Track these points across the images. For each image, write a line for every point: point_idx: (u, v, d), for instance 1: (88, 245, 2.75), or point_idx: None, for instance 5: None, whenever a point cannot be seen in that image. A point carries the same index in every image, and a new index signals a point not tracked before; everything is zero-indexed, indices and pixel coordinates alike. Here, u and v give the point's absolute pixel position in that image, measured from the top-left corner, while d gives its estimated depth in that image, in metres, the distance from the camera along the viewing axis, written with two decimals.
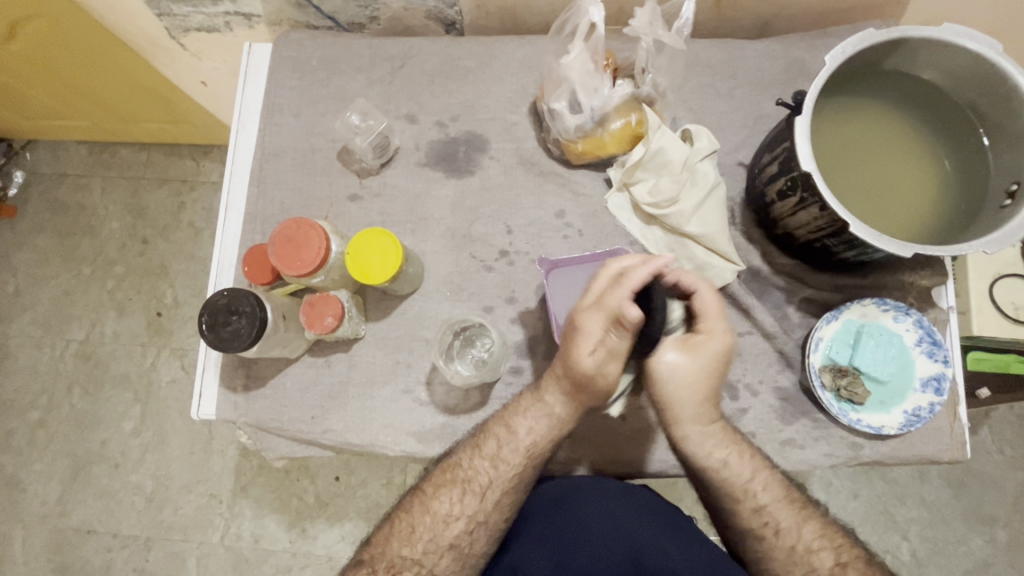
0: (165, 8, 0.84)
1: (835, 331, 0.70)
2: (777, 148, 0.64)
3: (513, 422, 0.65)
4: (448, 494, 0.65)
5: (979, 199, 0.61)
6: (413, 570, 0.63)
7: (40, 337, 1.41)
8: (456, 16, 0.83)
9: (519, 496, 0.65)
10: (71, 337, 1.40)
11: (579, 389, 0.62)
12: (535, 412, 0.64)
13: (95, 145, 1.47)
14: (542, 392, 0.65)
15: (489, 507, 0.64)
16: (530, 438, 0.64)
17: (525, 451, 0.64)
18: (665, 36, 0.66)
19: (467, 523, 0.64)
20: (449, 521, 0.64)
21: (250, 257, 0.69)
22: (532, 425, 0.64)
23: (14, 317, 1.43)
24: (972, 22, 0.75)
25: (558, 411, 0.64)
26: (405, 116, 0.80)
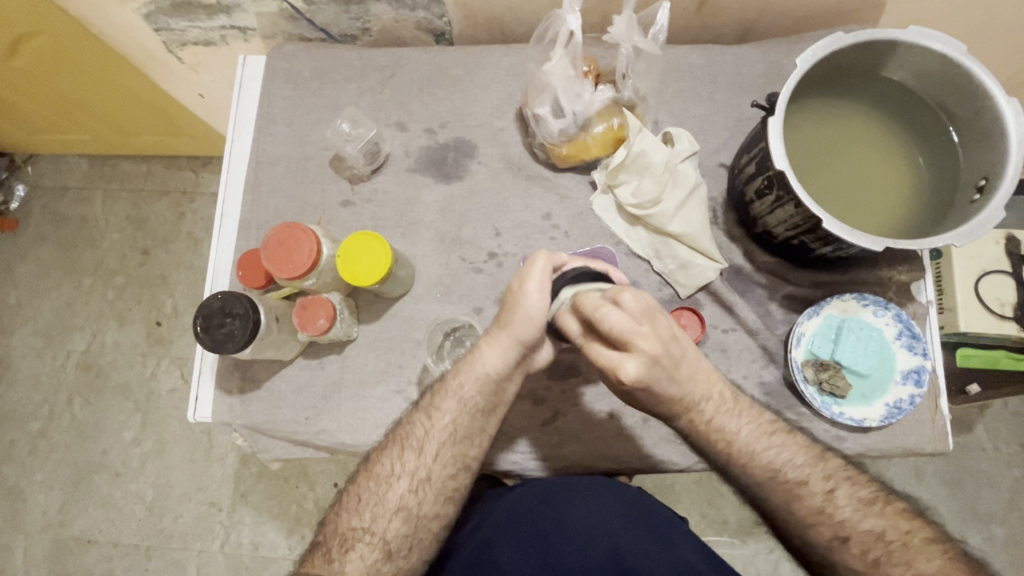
0: (162, 23, 0.87)
1: (816, 327, 0.71)
2: (754, 149, 0.66)
3: (448, 377, 0.66)
4: (392, 456, 0.65)
5: (951, 195, 0.63)
6: (364, 539, 0.62)
7: (41, 348, 1.43)
8: (445, 27, 0.86)
9: (460, 450, 0.65)
10: (72, 347, 1.42)
11: (521, 335, 0.63)
12: (474, 372, 0.64)
13: (95, 158, 1.50)
14: (476, 343, 0.66)
15: (429, 461, 0.64)
16: (461, 384, 0.65)
17: (461, 402, 0.65)
18: (644, 43, 0.68)
19: (409, 482, 0.64)
20: (395, 483, 0.64)
21: (244, 262, 0.71)
22: (463, 372, 0.65)
23: (16, 329, 1.45)
24: (945, 24, 0.77)
25: (491, 357, 0.64)
26: (395, 123, 0.82)
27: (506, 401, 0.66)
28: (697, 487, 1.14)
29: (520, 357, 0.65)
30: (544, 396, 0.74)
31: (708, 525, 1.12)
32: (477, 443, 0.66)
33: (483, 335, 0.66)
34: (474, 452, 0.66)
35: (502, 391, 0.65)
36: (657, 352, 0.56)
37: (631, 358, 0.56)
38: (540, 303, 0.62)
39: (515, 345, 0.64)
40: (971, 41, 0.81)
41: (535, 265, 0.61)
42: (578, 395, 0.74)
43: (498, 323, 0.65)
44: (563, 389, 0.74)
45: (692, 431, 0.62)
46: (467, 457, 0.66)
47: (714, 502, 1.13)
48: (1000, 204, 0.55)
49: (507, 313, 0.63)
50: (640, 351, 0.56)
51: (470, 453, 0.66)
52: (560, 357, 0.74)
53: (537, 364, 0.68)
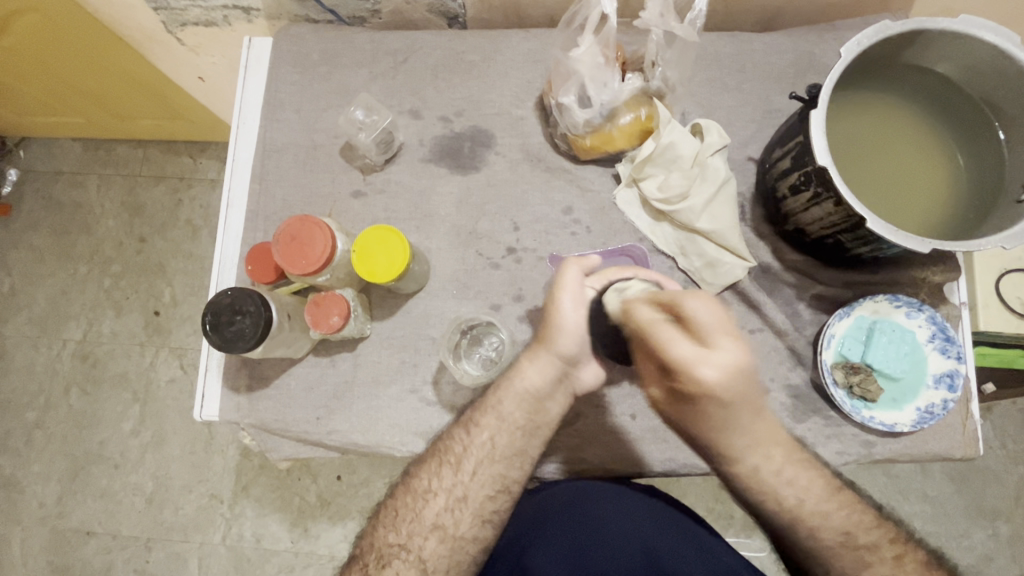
0: (162, 2, 0.83)
1: (847, 328, 0.69)
2: (790, 143, 0.63)
3: (489, 394, 0.65)
4: (429, 472, 0.64)
5: (994, 194, 0.60)
6: (401, 556, 0.61)
7: (36, 337, 1.39)
8: (459, 10, 0.82)
9: (500, 470, 0.63)
10: (68, 336, 1.39)
11: (560, 349, 0.62)
12: (515, 390, 0.64)
13: (90, 142, 1.45)
14: (518, 359, 0.65)
15: (466, 480, 0.63)
16: (501, 401, 0.64)
17: (501, 420, 0.64)
18: (678, 29, 0.64)
19: (446, 499, 0.62)
20: (432, 499, 0.63)
21: (253, 256, 0.68)
22: (503, 389, 0.64)
23: (10, 317, 1.41)
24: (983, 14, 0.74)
25: (532, 374, 0.63)
26: (409, 111, 0.79)
27: (551, 424, 0.64)
28: (707, 483, 1.13)
29: (561, 374, 0.64)
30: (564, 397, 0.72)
31: (717, 521, 1.11)
32: (518, 464, 0.64)
33: (527, 350, 0.65)
34: (515, 474, 0.64)
35: (544, 411, 0.64)
36: (743, 353, 0.51)
37: (716, 357, 0.51)
38: (574, 316, 0.61)
39: (556, 362, 0.63)
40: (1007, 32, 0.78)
41: (569, 276, 0.61)
42: (600, 396, 0.71)
43: (540, 339, 0.64)
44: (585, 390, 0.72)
45: (746, 479, 0.59)
46: (507, 479, 0.64)
47: (723, 499, 1.12)
48: None
49: (546, 329, 0.63)
50: (727, 347, 0.51)
51: (511, 475, 0.64)
52: None
53: (582, 386, 0.66)
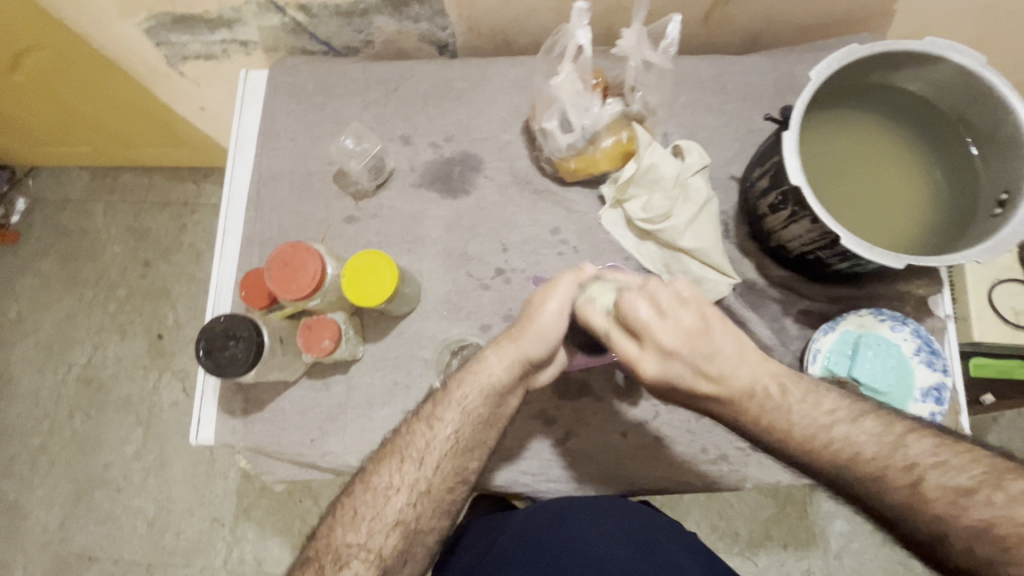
0: (163, 38, 0.89)
1: (832, 342, 0.69)
2: (768, 162, 0.65)
3: (452, 386, 0.65)
4: (389, 469, 0.63)
5: (971, 208, 0.61)
6: (358, 556, 0.60)
7: (42, 362, 1.42)
8: (449, 39, 0.86)
9: (459, 464, 0.64)
10: (73, 361, 1.41)
11: (528, 347, 0.62)
12: (477, 381, 0.63)
13: (96, 171, 1.49)
14: (481, 350, 0.65)
15: (429, 474, 0.63)
16: (465, 394, 0.64)
17: (465, 413, 0.63)
18: (652, 57, 0.68)
19: (409, 494, 0.62)
20: (393, 496, 0.62)
21: (248, 281, 0.69)
22: (468, 381, 0.64)
23: (17, 343, 1.44)
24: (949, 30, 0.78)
25: (496, 366, 0.63)
26: (400, 138, 0.81)
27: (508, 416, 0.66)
28: (708, 499, 1.12)
29: (525, 370, 0.63)
30: (554, 416, 0.72)
31: (719, 538, 1.10)
32: (477, 454, 0.65)
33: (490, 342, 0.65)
34: (474, 465, 0.65)
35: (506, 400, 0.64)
36: (676, 346, 0.56)
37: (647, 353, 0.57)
38: (555, 314, 0.61)
39: (517, 358, 0.62)
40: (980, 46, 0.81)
41: (558, 285, 0.61)
42: (589, 414, 0.72)
43: (509, 334, 0.64)
44: (575, 408, 0.72)
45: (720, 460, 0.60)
46: (466, 470, 0.65)
47: (725, 515, 1.11)
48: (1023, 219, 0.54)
49: (520, 325, 0.62)
50: (655, 346, 0.56)
51: (470, 466, 0.65)
52: (572, 377, 0.73)
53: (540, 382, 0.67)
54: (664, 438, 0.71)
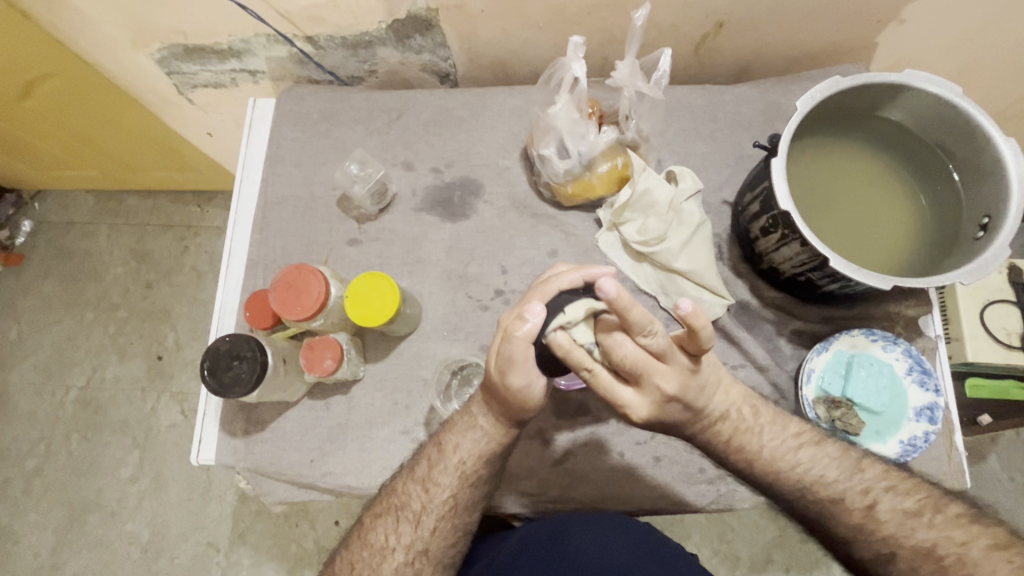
0: (174, 67, 0.98)
1: (826, 362, 0.71)
2: (757, 188, 0.67)
3: (442, 442, 0.66)
4: (386, 528, 0.65)
5: (955, 231, 0.63)
6: None
7: (41, 384, 1.43)
8: (450, 69, 0.93)
9: (459, 520, 0.65)
10: (72, 383, 1.42)
11: (509, 411, 0.61)
12: (469, 438, 0.64)
13: (101, 195, 1.53)
14: (469, 408, 0.65)
15: (425, 535, 0.64)
16: (456, 455, 0.64)
17: (457, 474, 0.64)
18: (645, 88, 0.71)
19: (406, 554, 0.64)
20: (392, 556, 0.64)
21: (251, 302, 0.71)
22: (458, 441, 0.64)
23: (16, 364, 1.45)
24: (922, 51, 0.85)
25: (485, 424, 0.64)
26: (402, 163, 0.84)
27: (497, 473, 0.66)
28: (709, 522, 1.12)
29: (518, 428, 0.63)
30: (552, 436, 0.73)
31: (722, 563, 1.09)
32: (473, 510, 0.66)
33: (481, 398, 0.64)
34: (472, 518, 0.66)
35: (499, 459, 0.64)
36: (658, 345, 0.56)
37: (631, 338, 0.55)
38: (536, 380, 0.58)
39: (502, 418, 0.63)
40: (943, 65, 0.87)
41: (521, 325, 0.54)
42: (587, 433, 0.73)
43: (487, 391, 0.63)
44: (573, 427, 0.73)
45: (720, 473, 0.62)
46: (465, 524, 0.66)
47: (726, 538, 1.11)
48: (1004, 242, 0.56)
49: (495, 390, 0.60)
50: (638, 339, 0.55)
51: (470, 520, 0.66)
52: (570, 396, 0.74)
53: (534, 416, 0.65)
54: (662, 458, 0.72)
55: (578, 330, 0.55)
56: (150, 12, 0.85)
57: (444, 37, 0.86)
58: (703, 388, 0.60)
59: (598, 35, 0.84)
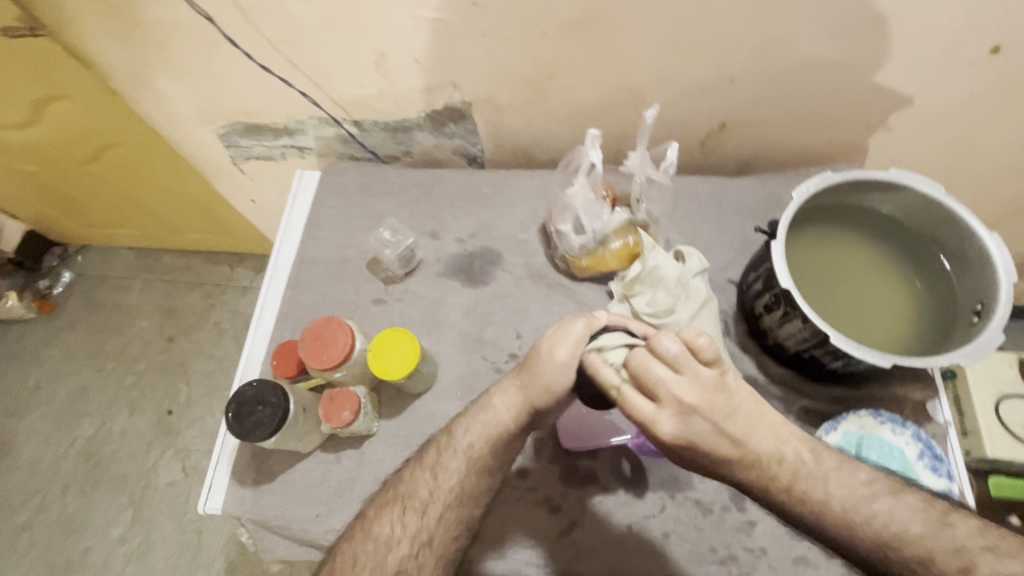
0: (233, 142, 1.11)
1: (834, 443, 0.71)
2: (760, 267, 0.72)
3: (455, 429, 0.68)
4: (392, 517, 0.66)
5: (952, 316, 0.66)
6: None
7: (49, 433, 1.62)
8: (477, 152, 1.04)
9: (463, 511, 0.67)
10: (79, 433, 1.62)
11: (528, 389, 0.65)
12: (481, 418, 0.67)
13: (139, 252, 1.83)
14: (489, 394, 0.69)
15: (431, 524, 0.66)
16: (470, 440, 0.67)
17: (467, 462, 0.66)
18: (656, 175, 0.79)
19: (410, 544, 0.65)
20: (395, 544, 0.65)
21: (279, 352, 0.75)
22: (472, 426, 0.67)
23: (29, 411, 1.66)
24: (914, 150, 0.93)
25: (502, 407, 0.67)
26: (429, 232, 0.91)
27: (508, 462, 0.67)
28: None
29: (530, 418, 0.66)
30: (559, 504, 0.72)
31: None
32: (478, 504, 0.67)
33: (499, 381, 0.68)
34: (477, 513, 0.67)
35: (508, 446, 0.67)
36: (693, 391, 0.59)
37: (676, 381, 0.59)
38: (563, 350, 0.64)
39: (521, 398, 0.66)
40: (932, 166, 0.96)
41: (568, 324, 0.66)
42: (594, 504, 0.72)
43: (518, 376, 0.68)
44: (580, 495, 0.73)
45: None
46: (470, 518, 0.67)
47: None
48: (997, 328, 0.59)
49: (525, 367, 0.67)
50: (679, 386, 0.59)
51: (473, 514, 0.67)
52: (578, 463, 0.74)
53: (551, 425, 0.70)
54: (670, 534, 0.70)
55: (607, 354, 0.63)
56: (220, 96, 0.98)
57: (474, 126, 0.98)
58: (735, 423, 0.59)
59: (613, 129, 0.94)
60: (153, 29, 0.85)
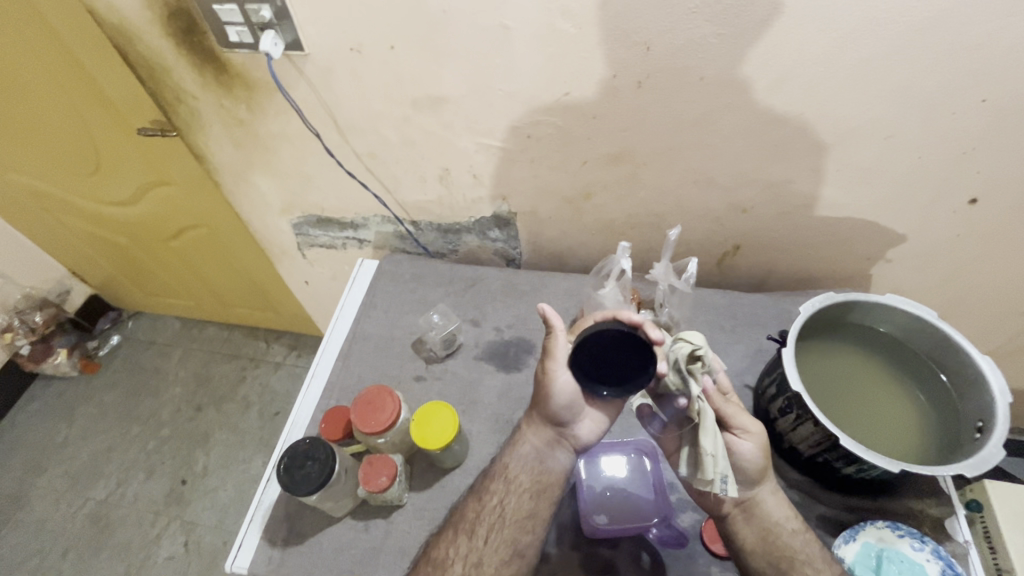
0: (304, 231, 1.28)
1: (855, 553, 0.72)
2: (773, 373, 0.79)
3: (496, 462, 0.78)
4: (446, 541, 0.73)
5: (956, 431, 0.71)
6: None
7: (63, 492, 1.64)
8: (516, 255, 1.17)
9: (511, 533, 0.73)
10: (92, 495, 1.63)
11: (550, 411, 0.77)
12: (514, 449, 0.78)
13: (187, 322, 1.97)
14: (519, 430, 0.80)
15: (480, 545, 0.72)
16: (507, 466, 0.77)
17: (509, 484, 0.76)
18: (678, 283, 0.90)
19: (463, 565, 0.71)
20: (450, 566, 0.70)
21: (331, 415, 0.84)
22: (508, 455, 0.78)
23: (49, 468, 1.69)
24: (911, 281, 1.04)
25: (531, 437, 0.78)
26: (470, 320, 1.01)
27: (555, 485, 0.76)
28: None
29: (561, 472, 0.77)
30: None
31: None
32: (530, 528, 0.74)
33: (527, 423, 0.80)
34: (527, 538, 0.73)
35: (549, 473, 0.76)
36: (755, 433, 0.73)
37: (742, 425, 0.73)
38: (565, 375, 0.76)
39: (546, 423, 0.78)
40: (931, 296, 1.05)
41: (554, 345, 0.76)
42: None
43: (537, 408, 0.79)
44: None
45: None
46: (520, 544, 0.73)
47: None
48: (998, 442, 0.64)
49: (542, 395, 0.77)
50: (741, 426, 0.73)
51: (523, 539, 0.73)
52: (600, 552, 0.75)
53: (580, 442, 0.78)
54: None
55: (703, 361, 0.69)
56: (305, 193, 1.16)
57: (516, 232, 1.12)
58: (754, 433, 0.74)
59: (639, 244, 1.08)
60: (267, 138, 1.04)
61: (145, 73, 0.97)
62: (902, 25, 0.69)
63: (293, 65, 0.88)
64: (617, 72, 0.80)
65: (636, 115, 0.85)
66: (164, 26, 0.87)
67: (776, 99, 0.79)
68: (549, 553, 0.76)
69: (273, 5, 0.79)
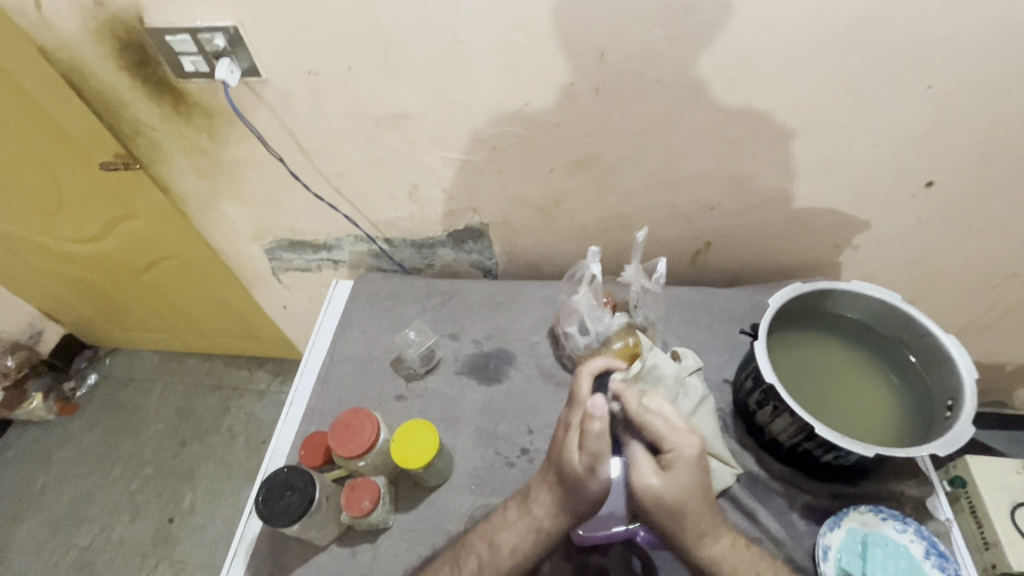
0: (278, 256, 1.27)
1: (840, 540, 0.72)
2: (749, 367, 0.80)
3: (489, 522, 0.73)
4: None
5: (930, 411, 0.72)
6: None
7: (43, 542, 1.58)
8: (493, 266, 1.17)
9: None
10: (74, 543, 1.58)
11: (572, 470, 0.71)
12: (518, 520, 0.72)
13: (166, 356, 1.93)
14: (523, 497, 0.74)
15: None
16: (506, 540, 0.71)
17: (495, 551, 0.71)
18: (649, 284, 0.91)
19: None
20: None
21: (308, 441, 0.82)
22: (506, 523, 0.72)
23: (28, 517, 1.63)
24: (878, 265, 1.06)
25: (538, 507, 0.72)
26: (449, 334, 1.01)
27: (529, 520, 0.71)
28: None
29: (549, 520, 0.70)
30: None
31: None
32: None
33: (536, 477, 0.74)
34: None
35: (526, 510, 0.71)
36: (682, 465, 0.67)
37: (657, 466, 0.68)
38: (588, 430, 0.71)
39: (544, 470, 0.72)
40: (898, 278, 1.08)
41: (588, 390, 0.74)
42: None
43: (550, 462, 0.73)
44: None
45: None
46: None
47: None
48: (968, 419, 0.65)
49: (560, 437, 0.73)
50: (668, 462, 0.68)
51: None
52: (590, 560, 0.75)
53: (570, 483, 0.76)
54: None
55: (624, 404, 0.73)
56: (275, 218, 1.15)
57: (490, 244, 1.12)
58: (714, 474, 0.69)
59: (613, 246, 1.08)
60: (232, 164, 1.03)
61: (102, 108, 0.95)
62: (845, 19, 0.70)
63: (251, 90, 0.88)
64: (574, 80, 0.81)
65: (598, 120, 0.86)
66: (116, 58, 0.86)
67: (731, 97, 0.81)
68: (539, 564, 0.75)
69: (226, 32, 0.79)
